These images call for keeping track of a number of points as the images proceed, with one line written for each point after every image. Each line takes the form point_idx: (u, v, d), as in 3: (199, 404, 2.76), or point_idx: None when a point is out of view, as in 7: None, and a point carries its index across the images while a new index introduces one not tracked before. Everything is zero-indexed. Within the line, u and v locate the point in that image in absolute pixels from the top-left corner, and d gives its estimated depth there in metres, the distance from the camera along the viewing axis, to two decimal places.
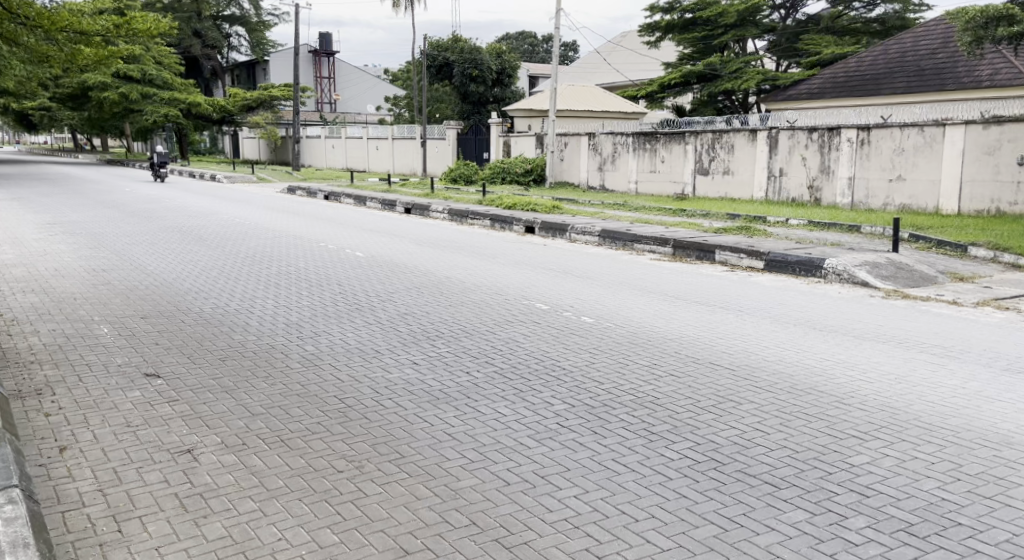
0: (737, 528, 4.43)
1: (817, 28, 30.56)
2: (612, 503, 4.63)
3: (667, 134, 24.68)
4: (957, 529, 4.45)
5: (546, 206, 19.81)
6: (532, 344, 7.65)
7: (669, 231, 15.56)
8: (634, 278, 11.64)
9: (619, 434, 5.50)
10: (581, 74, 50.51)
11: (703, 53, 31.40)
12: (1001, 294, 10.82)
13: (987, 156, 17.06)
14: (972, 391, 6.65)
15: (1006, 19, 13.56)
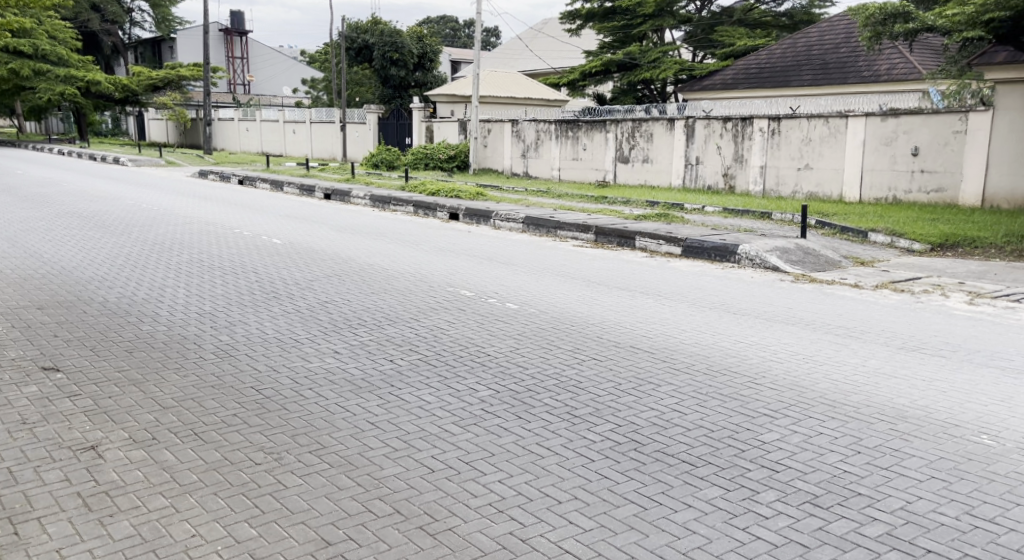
0: (656, 507, 4.71)
1: (731, 20, 31.37)
2: (535, 487, 4.88)
3: (588, 122, 25.17)
4: (857, 499, 4.84)
5: (468, 193, 20.02)
6: (457, 331, 7.91)
7: (590, 218, 15.98)
8: (555, 264, 11.99)
9: (542, 418, 5.80)
10: (503, 60, 50.77)
11: (623, 42, 31.98)
12: (899, 276, 11.53)
13: (885, 147, 18.02)
14: (872, 368, 7.18)
15: (903, 16, 14.32)
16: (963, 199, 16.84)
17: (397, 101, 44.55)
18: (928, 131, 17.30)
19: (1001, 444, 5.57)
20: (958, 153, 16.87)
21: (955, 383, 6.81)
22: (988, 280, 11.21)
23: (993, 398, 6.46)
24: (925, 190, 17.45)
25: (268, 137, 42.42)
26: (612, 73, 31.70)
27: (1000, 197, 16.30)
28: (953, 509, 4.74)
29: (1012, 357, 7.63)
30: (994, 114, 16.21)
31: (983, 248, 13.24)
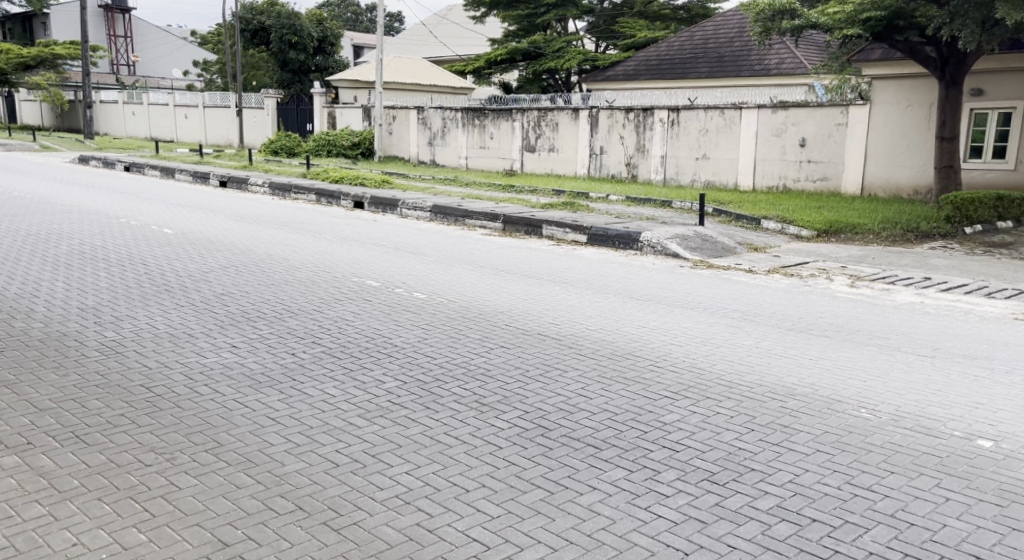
0: (562, 490, 4.90)
1: (632, 12, 31.95)
2: (442, 476, 5.00)
3: (494, 110, 25.36)
4: (751, 475, 5.14)
5: (374, 181, 20.01)
6: (362, 322, 8.02)
7: (498, 207, 16.19)
8: (465, 253, 12.14)
9: (450, 408, 5.96)
10: (407, 44, 50.47)
11: (527, 31, 32.23)
12: (790, 261, 12.13)
13: (775, 138, 18.85)
14: (765, 349, 7.62)
15: (789, 13, 15.05)
16: (845, 186, 18.06)
17: (297, 86, 43.81)
18: (813, 124, 18.27)
19: (878, 417, 6.02)
20: (841, 144, 18.02)
21: (839, 361, 7.30)
22: (868, 263, 11.92)
23: (872, 374, 6.97)
24: (811, 179, 18.46)
25: (155, 121, 41.50)
26: (518, 61, 31.94)
27: (878, 184, 17.73)
28: (835, 479, 5.09)
29: (889, 335, 8.19)
30: (872, 108, 17.65)
31: (863, 235, 14.02)
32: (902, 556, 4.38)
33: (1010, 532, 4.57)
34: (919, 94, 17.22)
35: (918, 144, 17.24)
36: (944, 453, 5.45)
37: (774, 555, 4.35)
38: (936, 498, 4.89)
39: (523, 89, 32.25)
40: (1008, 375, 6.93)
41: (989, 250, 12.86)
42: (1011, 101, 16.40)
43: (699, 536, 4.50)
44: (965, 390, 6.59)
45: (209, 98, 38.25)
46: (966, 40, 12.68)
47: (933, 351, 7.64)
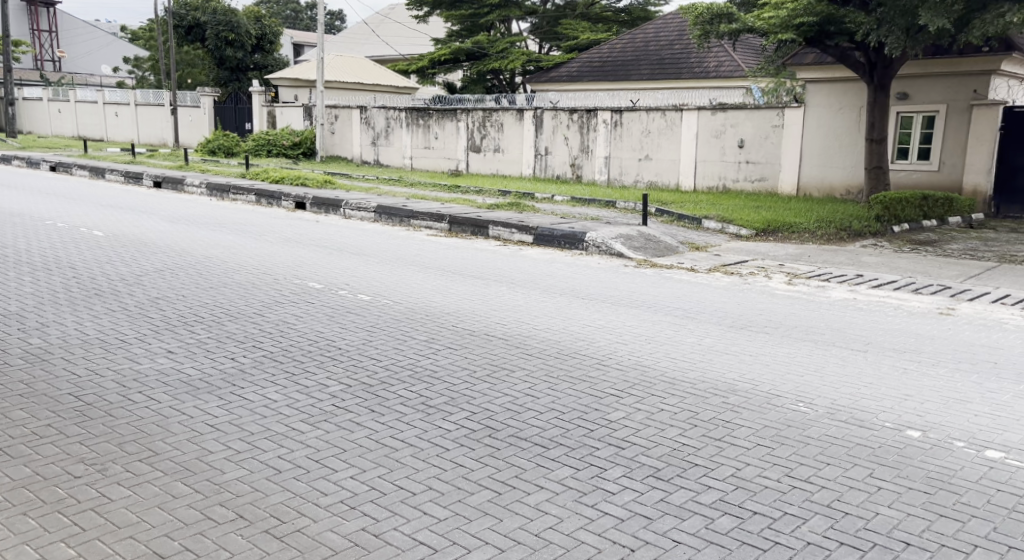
0: (509, 491, 5.00)
1: (574, 14, 32.24)
2: (389, 480, 5.07)
3: (439, 110, 25.37)
4: (695, 470, 5.30)
5: (316, 180, 19.90)
6: (305, 325, 8.04)
7: (443, 207, 16.25)
8: (410, 254, 12.17)
9: (396, 410, 6.03)
10: (349, 42, 50.10)
11: (471, 31, 32.23)
12: (730, 260, 12.42)
13: (715, 139, 19.24)
14: (706, 346, 7.82)
15: (726, 17, 15.35)
16: (782, 187, 18.62)
17: (235, 84, 43.11)
18: (751, 125, 18.77)
19: (815, 410, 6.24)
20: (778, 146, 18.56)
21: (778, 357, 7.54)
22: (804, 261, 12.26)
23: (809, 368, 7.22)
24: (749, 179, 18.97)
25: (82, 118, 40.68)
26: (462, 62, 31.96)
27: (812, 184, 18.28)
28: (775, 472, 5.28)
29: (824, 331, 8.46)
30: (806, 111, 18.20)
31: (799, 233, 14.39)
32: (839, 544, 4.56)
33: (939, 518, 4.80)
34: (850, 97, 17.74)
35: (848, 146, 17.77)
36: (876, 444, 5.68)
37: (717, 549, 4.50)
38: (870, 488, 5.10)
39: (467, 89, 32.26)
40: (935, 367, 7.24)
41: (917, 247, 13.33)
42: (934, 105, 16.99)
43: (645, 532, 4.63)
44: (896, 382, 6.86)
45: (140, 95, 37.50)
46: (892, 46, 13.16)
47: (866, 345, 7.92)
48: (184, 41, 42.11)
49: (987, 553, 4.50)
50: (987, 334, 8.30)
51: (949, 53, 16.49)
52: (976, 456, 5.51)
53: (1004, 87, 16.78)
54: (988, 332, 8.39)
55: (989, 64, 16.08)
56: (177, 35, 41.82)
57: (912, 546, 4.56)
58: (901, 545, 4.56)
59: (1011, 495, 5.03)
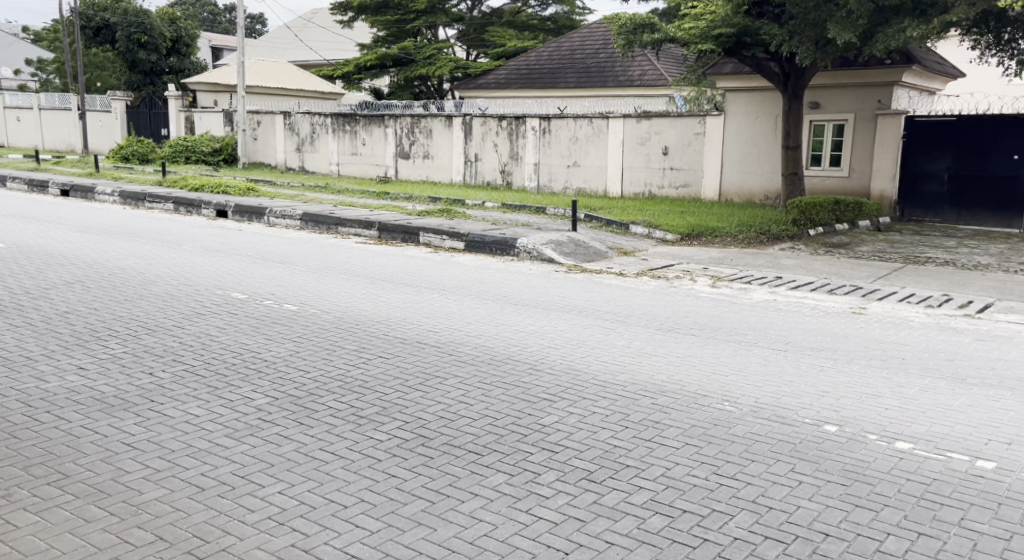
0: (443, 500, 5.10)
1: (500, 22, 32.51)
2: (319, 494, 5.11)
3: (366, 117, 25.21)
4: (626, 471, 5.47)
5: (238, 188, 19.66)
6: (229, 337, 8.00)
7: (372, 214, 16.28)
8: (338, 262, 12.16)
9: (326, 422, 6.07)
10: (269, 46, 49.41)
11: (397, 36, 32.03)
12: (656, 264, 12.71)
13: (640, 146, 19.65)
14: (634, 349, 8.03)
15: (648, 27, 15.73)
16: (704, 193, 19.19)
17: (149, 87, 41.18)
18: (675, 132, 19.28)
19: (739, 409, 6.48)
20: (700, 153, 19.10)
21: (704, 357, 7.79)
22: (727, 264, 12.64)
23: (732, 368, 7.48)
24: (674, 186, 19.47)
25: None
26: (388, 68, 31.79)
27: (733, 191, 18.90)
28: (703, 470, 5.48)
29: (747, 331, 8.76)
30: (726, 118, 18.81)
31: (721, 237, 14.82)
32: (763, 539, 4.77)
33: (854, 508, 5.05)
34: (767, 106, 18.45)
35: (767, 153, 18.46)
36: (797, 439, 5.94)
37: (648, 548, 4.67)
38: (791, 482, 5.34)
39: (394, 95, 32.14)
40: (849, 364, 7.57)
41: (831, 249, 13.85)
42: (844, 114, 17.67)
43: (579, 535, 4.77)
44: (813, 380, 7.16)
45: (44, 99, 36.57)
46: (803, 56, 13.68)
47: (785, 345, 8.23)
48: (92, 43, 39.66)
49: (898, 540, 4.76)
50: (897, 331, 8.71)
51: (855, 64, 17.19)
52: (887, 448, 5.80)
53: (906, 98, 17.58)
54: (897, 329, 8.81)
55: (893, 75, 16.82)
56: (83, 36, 39.41)
57: (830, 536, 4.79)
58: (820, 535, 4.79)
59: (919, 484, 5.32)
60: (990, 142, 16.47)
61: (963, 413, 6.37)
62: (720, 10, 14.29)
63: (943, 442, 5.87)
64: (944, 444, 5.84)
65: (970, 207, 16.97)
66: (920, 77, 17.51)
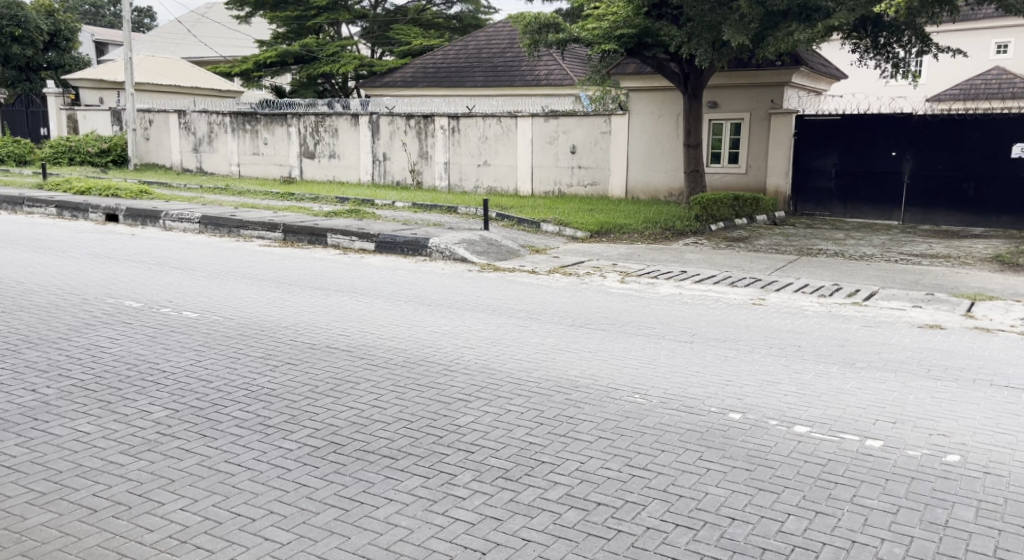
0: (357, 507, 5.12)
1: (405, 19, 32.35)
2: (224, 508, 5.07)
3: (267, 116, 24.62)
4: (541, 467, 5.60)
5: (130, 191, 19.11)
6: (123, 348, 7.81)
7: (277, 216, 16.10)
8: (241, 267, 11.96)
9: (231, 433, 6.02)
10: (161, 42, 47.82)
11: (298, 33, 31.45)
12: (568, 261, 12.91)
13: (549, 145, 19.96)
14: (549, 345, 8.18)
15: (554, 26, 15.93)
16: (612, 191, 19.64)
17: (24, 84, 38.42)
18: (582, 131, 19.66)
19: (649, 400, 6.69)
20: (607, 151, 19.51)
21: (615, 352, 7.98)
22: (635, 260, 12.93)
23: (642, 361, 7.70)
24: (582, 184, 19.86)
25: None
26: (289, 66, 31.26)
27: (639, 188, 19.38)
28: (616, 462, 5.65)
29: (655, 325, 9.02)
30: (630, 118, 19.27)
31: (629, 234, 15.14)
32: (674, 526, 4.95)
33: (758, 492, 5.28)
34: (668, 106, 18.98)
35: (670, 152, 19.00)
36: (703, 428, 6.17)
37: (564, 543, 4.80)
38: (700, 469, 5.55)
39: (297, 93, 31.59)
40: (751, 353, 7.88)
41: (732, 244, 14.31)
42: (739, 113, 18.24)
43: (496, 534, 4.87)
44: (718, 369, 7.44)
45: None
46: (700, 57, 14.12)
47: (691, 336, 8.50)
48: None
49: (798, 519, 5.00)
50: (794, 320, 9.09)
51: (748, 66, 17.80)
52: (787, 432, 6.08)
53: (796, 98, 18.31)
54: (793, 318, 9.20)
55: (783, 77, 17.51)
56: None
57: (737, 519, 5.01)
58: (728, 520, 5.00)
59: (817, 465, 5.60)
60: (872, 138, 17.28)
61: (854, 396, 6.72)
62: (622, 10, 14.75)
63: (837, 424, 6.19)
64: (837, 426, 6.15)
65: (854, 200, 17.72)
66: (808, 78, 18.25)
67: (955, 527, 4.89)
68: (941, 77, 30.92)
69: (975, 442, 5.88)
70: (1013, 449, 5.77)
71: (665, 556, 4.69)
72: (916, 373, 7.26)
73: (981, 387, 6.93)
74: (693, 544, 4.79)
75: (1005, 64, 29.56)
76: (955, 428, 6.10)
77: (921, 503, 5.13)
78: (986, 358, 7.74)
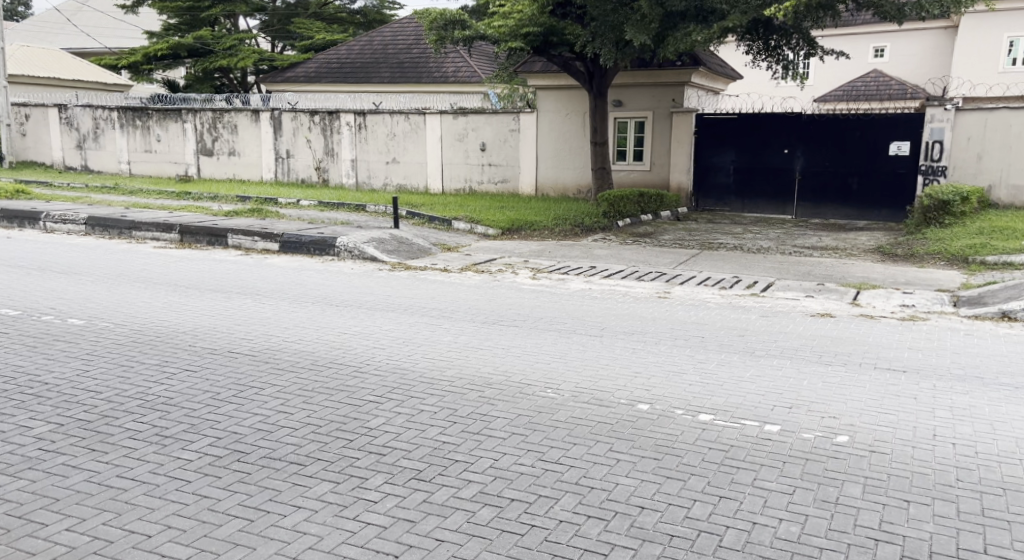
0: (262, 516, 5.09)
1: (306, 13, 31.85)
2: (117, 526, 4.98)
3: (160, 111, 23.70)
4: (455, 466, 5.65)
5: (5, 190, 18.32)
6: (4, 360, 7.52)
7: (172, 216, 15.71)
8: (134, 270, 11.64)
9: (124, 446, 5.87)
10: (36, 32, 45.56)
11: (190, 25, 30.30)
12: (479, 259, 13.02)
13: (458, 142, 20.06)
14: (462, 343, 8.24)
15: (459, 23, 15.94)
16: (522, 188, 19.90)
17: None
18: (491, 129, 19.82)
19: (561, 395, 6.82)
20: (516, 149, 19.74)
21: (527, 347, 8.11)
22: (545, 257, 13.08)
23: (553, 356, 7.82)
24: (492, 181, 20.06)
25: None
26: (182, 59, 29.78)
27: (549, 186, 19.72)
28: (529, 457, 5.75)
29: (565, 320, 9.18)
30: (538, 116, 19.53)
31: (540, 231, 15.28)
32: (586, 518, 5.08)
33: (665, 480, 5.46)
34: (575, 104, 19.32)
35: (578, 150, 19.36)
36: (613, 419, 6.32)
37: (476, 541, 4.88)
38: (610, 461, 5.70)
39: (191, 88, 30.24)
40: (658, 345, 8.10)
41: (638, 239, 14.64)
42: (642, 112, 18.63)
43: (409, 536, 4.92)
44: (627, 361, 7.63)
45: None
46: (605, 57, 14.40)
47: (600, 330, 8.68)
48: None
49: (703, 505, 5.18)
50: (697, 312, 9.37)
51: (650, 66, 18.18)
52: (691, 421, 6.28)
53: (695, 98, 18.81)
54: (697, 310, 9.49)
55: (683, 76, 17.99)
56: None
57: (646, 508, 5.16)
58: (637, 509, 5.15)
59: (720, 451, 5.81)
60: (769, 137, 17.86)
61: (754, 383, 6.98)
62: (527, 9, 14.81)
63: (738, 411, 6.42)
64: (738, 412, 6.39)
65: (752, 196, 18.33)
66: (707, 78, 18.77)
67: (844, 504, 5.16)
68: (825, 79, 32.27)
69: (862, 422, 6.19)
70: (896, 428, 6.10)
71: (577, 549, 4.82)
72: (810, 359, 7.59)
73: (866, 370, 7.30)
74: (605, 534, 4.93)
75: (881, 68, 31.00)
76: (844, 410, 6.41)
77: (814, 482, 5.39)
78: (873, 343, 8.15)
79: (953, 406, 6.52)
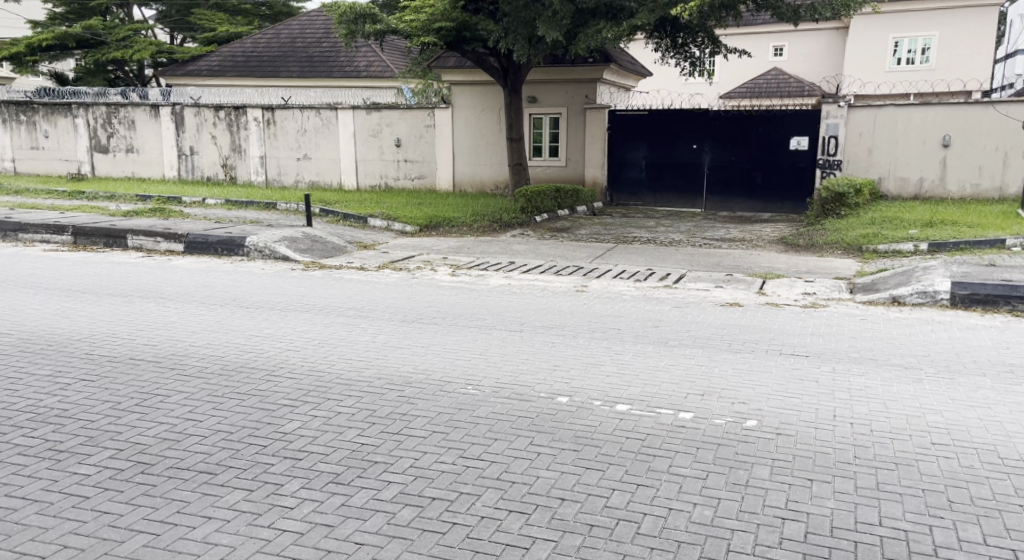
0: (170, 529, 5.01)
1: (207, 5, 31.09)
2: (9, 548, 4.84)
3: (46, 105, 22.41)
4: (375, 467, 5.66)
5: None
6: None
7: (66, 217, 15.13)
8: (26, 275, 11.23)
9: (16, 463, 5.69)
10: None
11: (79, 14, 29.09)
12: (396, 256, 12.96)
13: (373, 138, 19.97)
14: (379, 343, 8.23)
15: (370, 18, 15.71)
16: (438, 184, 19.98)
17: None
18: (405, 125, 19.81)
19: (481, 391, 6.88)
20: (432, 145, 19.83)
21: (446, 345, 8.13)
22: (463, 253, 13.13)
23: (473, 352, 7.87)
24: (408, 177, 20.06)
25: None
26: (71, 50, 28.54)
27: (466, 181, 19.87)
28: (450, 455, 5.79)
29: (483, 316, 9.23)
30: (452, 112, 19.60)
31: (458, 227, 15.31)
32: (507, 512, 5.15)
33: (585, 471, 5.57)
34: (489, 100, 19.43)
35: (493, 146, 19.52)
36: (533, 414, 6.41)
37: (397, 542, 4.90)
38: (530, 455, 5.78)
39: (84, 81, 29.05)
40: (575, 338, 8.23)
41: (554, 234, 14.81)
42: (556, 109, 18.82)
43: (327, 541, 4.91)
44: (545, 355, 7.74)
45: None
46: (518, 53, 14.50)
47: (519, 326, 8.76)
48: None
49: (621, 494, 5.31)
50: (612, 305, 9.54)
51: (562, 63, 18.37)
52: (609, 411, 6.42)
53: (607, 95, 19.09)
54: (612, 303, 9.65)
55: (594, 74, 18.26)
56: None
57: (565, 500, 5.26)
58: (557, 501, 5.25)
59: (636, 440, 5.96)
60: (677, 132, 18.23)
61: (667, 372, 7.17)
62: (438, 5, 14.55)
63: (653, 400, 6.58)
64: (654, 402, 6.55)
65: (662, 190, 18.70)
66: (617, 75, 19.10)
67: (754, 485, 5.35)
68: (729, 76, 33.11)
69: (770, 407, 6.42)
70: (801, 411, 6.35)
71: (499, 544, 4.88)
72: (720, 348, 7.82)
73: (772, 356, 7.57)
74: (526, 528, 5.01)
75: (781, 65, 31.99)
76: (752, 396, 6.64)
77: (726, 467, 5.57)
78: (778, 330, 8.45)
79: (852, 387, 6.81)
